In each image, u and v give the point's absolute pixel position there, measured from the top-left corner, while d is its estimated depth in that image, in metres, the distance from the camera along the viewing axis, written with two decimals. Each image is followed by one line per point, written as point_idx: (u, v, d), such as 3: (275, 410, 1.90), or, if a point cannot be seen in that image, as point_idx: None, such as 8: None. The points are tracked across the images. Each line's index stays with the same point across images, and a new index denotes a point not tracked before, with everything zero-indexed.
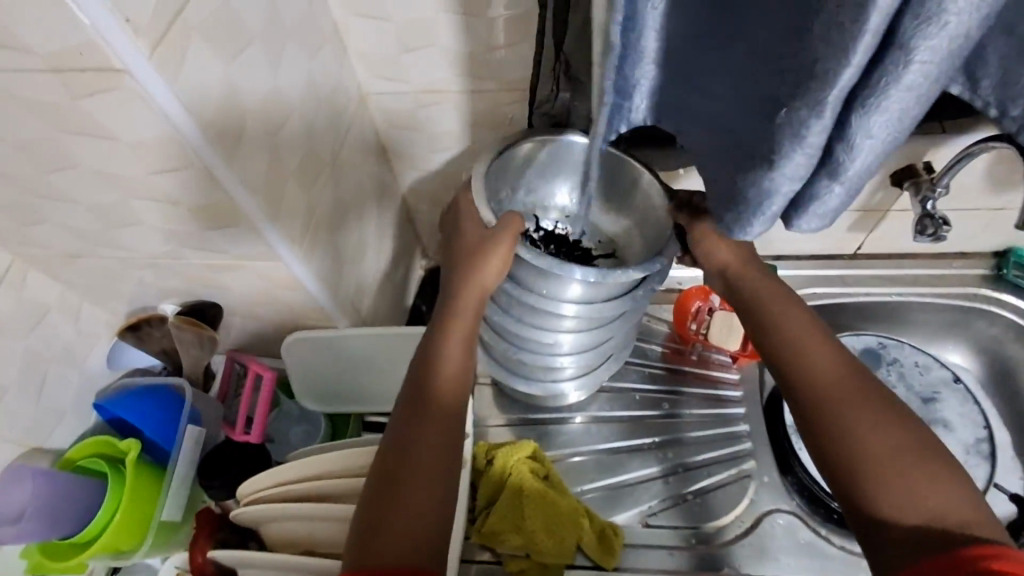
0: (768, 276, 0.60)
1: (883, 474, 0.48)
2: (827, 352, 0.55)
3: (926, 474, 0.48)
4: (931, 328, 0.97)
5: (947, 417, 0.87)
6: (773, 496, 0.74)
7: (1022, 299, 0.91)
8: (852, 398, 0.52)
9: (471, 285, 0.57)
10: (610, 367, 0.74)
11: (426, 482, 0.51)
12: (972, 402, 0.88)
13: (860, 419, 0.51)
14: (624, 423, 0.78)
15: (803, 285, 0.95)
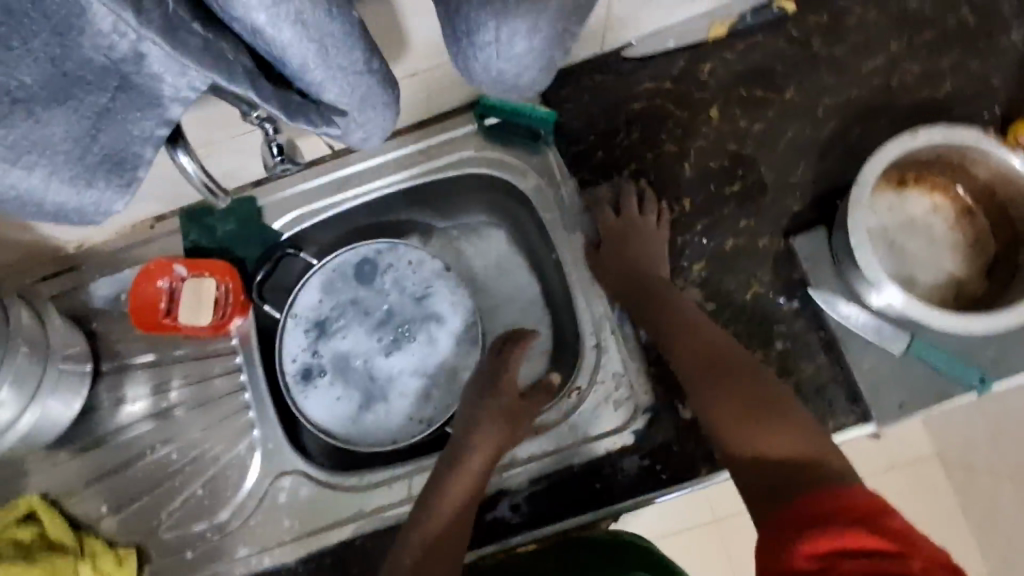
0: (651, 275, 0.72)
1: (754, 423, 0.56)
2: (695, 337, 0.65)
3: (784, 426, 0.55)
4: (446, 202, 0.88)
5: (439, 313, 0.81)
6: (278, 459, 0.78)
7: (503, 152, 0.81)
8: (710, 372, 0.61)
9: (485, 413, 0.72)
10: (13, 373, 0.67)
11: (454, 529, 0.65)
12: (461, 286, 0.82)
13: (719, 396, 0.59)
14: (130, 428, 0.80)
15: (287, 210, 0.82)
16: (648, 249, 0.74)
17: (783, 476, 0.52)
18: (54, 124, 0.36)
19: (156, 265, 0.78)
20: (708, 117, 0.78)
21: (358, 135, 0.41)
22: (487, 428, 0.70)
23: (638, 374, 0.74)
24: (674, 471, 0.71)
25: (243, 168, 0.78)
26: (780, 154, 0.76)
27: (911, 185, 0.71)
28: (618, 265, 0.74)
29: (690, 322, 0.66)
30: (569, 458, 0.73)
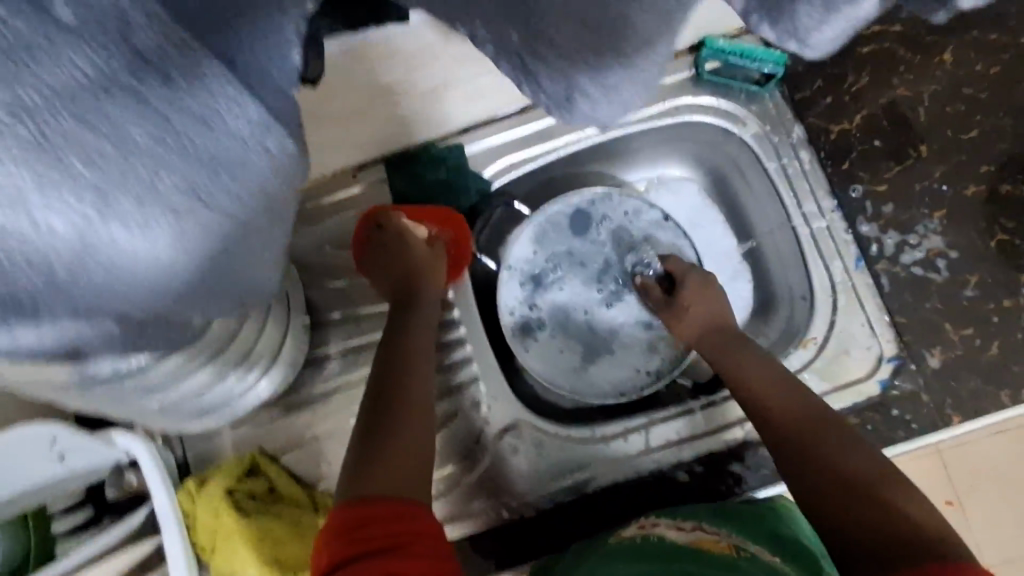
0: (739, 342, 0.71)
1: (879, 495, 0.53)
2: (784, 399, 0.63)
3: (902, 490, 0.53)
4: (646, 151, 0.86)
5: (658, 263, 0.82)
6: (507, 410, 0.77)
7: (723, 99, 0.79)
8: (812, 438, 0.59)
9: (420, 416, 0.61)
10: (271, 331, 0.64)
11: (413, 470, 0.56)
12: (682, 235, 0.82)
13: (835, 452, 0.57)
14: (347, 383, 0.79)
15: (495, 157, 0.80)
16: (714, 303, 0.74)
17: (854, 505, 0.53)
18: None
19: (376, 210, 0.75)
20: (942, 60, 0.76)
21: (831, 35, 0.36)
22: (418, 378, 0.63)
23: (880, 324, 0.74)
24: (923, 419, 0.71)
25: (462, 110, 0.76)
26: (1020, 98, 0.75)
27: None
28: (695, 322, 0.74)
29: (769, 368, 0.66)
30: (687, 451, 0.74)
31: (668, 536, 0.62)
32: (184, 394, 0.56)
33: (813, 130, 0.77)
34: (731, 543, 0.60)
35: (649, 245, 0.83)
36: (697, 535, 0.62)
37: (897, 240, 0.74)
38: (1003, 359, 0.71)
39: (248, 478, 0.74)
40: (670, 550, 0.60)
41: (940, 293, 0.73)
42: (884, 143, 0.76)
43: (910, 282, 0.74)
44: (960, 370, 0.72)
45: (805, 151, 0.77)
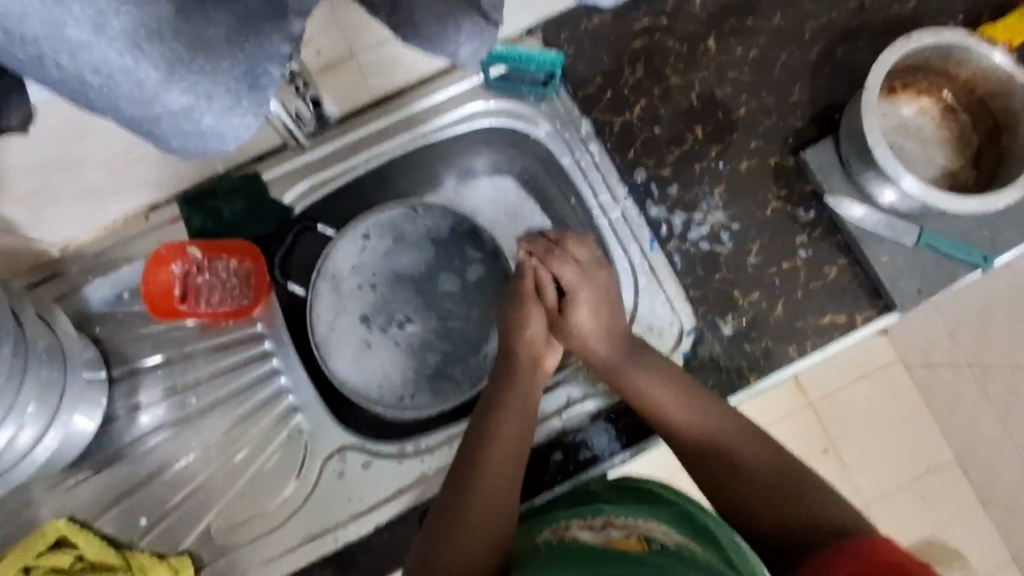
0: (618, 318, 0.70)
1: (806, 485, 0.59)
2: (683, 400, 0.66)
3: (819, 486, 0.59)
4: (453, 158, 0.87)
5: (471, 271, 0.84)
6: (329, 436, 0.76)
7: (512, 100, 0.81)
8: (727, 433, 0.64)
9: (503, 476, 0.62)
10: (33, 383, 0.59)
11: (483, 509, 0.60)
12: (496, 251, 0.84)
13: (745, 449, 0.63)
14: (160, 433, 0.76)
15: (291, 181, 0.78)
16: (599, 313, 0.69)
17: (781, 493, 0.59)
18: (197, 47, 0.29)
19: (167, 248, 0.73)
20: (707, 47, 0.81)
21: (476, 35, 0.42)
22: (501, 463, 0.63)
23: (678, 299, 0.77)
24: (724, 384, 0.75)
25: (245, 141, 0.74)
26: (777, 76, 0.80)
27: (899, 96, 0.78)
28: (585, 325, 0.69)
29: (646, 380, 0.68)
30: None
31: (579, 537, 0.60)
32: None
33: (599, 122, 0.80)
34: (641, 535, 0.59)
35: (459, 247, 0.84)
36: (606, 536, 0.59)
37: (683, 219, 0.78)
38: (787, 319, 0.76)
39: (52, 551, 0.69)
40: (595, 551, 0.55)
41: (727, 263, 0.77)
42: (663, 130, 0.80)
43: (699, 256, 0.78)
44: (751, 333, 0.76)
45: (594, 144, 0.80)
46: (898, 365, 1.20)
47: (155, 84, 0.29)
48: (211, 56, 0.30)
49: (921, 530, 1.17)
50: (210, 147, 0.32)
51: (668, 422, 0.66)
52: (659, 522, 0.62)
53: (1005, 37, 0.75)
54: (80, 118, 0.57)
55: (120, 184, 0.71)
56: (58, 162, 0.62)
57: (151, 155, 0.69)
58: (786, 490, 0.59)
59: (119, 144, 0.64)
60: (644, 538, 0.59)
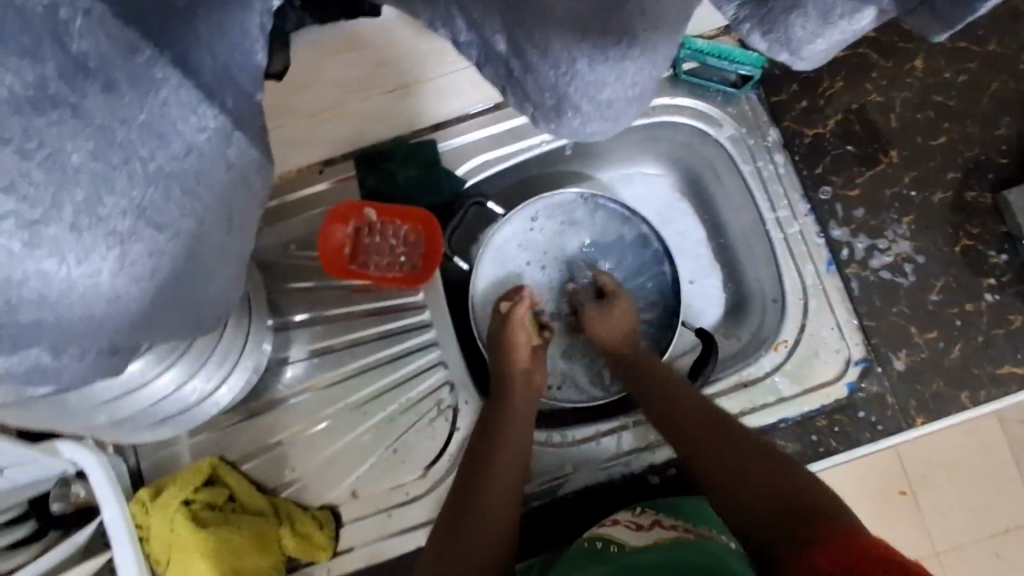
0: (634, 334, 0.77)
1: (779, 479, 0.55)
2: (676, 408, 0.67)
3: (780, 481, 0.55)
4: (620, 149, 0.85)
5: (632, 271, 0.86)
6: (476, 415, 0.75)
7: (698, 99, 0.79)
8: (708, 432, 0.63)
9: (505, 467, 0.64)
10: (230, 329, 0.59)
11: (485, 507, 0.62)
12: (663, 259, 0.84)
13: (720, 450, 0.61)
14: (311, 387, 0.77)
15: (468, 152, 0.78)
16: (620, 321, 0.77)
17: (744, 481, 0.56)
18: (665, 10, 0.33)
19: (347, 206, 0.73)
20: (913, 67, 0.77)
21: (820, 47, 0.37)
22: (506, 464, 0.65)
23: (849, 327, 0.74)
24: (888, 421, 0.73)
25: (435, 105, 0.74)
26: (984, 106, 0.76)
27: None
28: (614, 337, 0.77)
29: (648, 387, 0.71)
30: (659, 455, 0.73)
31: (623, 538, 0.62)
32: (133, 399, 0.52)
33: (788, 132, 0.77)
34: (683, 534, 0.59)
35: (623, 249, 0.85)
36: (652, 535, 0.60)
37: (865, 245, 0.75)
38: (962, 364, 0.73)
39: (205, 487, 0.71)
40: (623, 551, 0.60)
41: (907, 295, 0.74)
42: (856, 148, 0.76)
43: (878, 285, 0.75)
44: (924, 372, 0.73)
45: (780, 155, 0.77)
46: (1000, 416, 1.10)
47: None
48: None
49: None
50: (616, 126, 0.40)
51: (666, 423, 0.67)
52: (717, 529, 0.61)
53: None
54: (324, 55, 0.60)
55: (316, 135, 0.72)
56: (285, 98, 0.64)
57: (355, 110, 0.70)
58: (744, 490, 0.56)
59: (344, 86, 0.66)
60: (685, 537, 0.59)
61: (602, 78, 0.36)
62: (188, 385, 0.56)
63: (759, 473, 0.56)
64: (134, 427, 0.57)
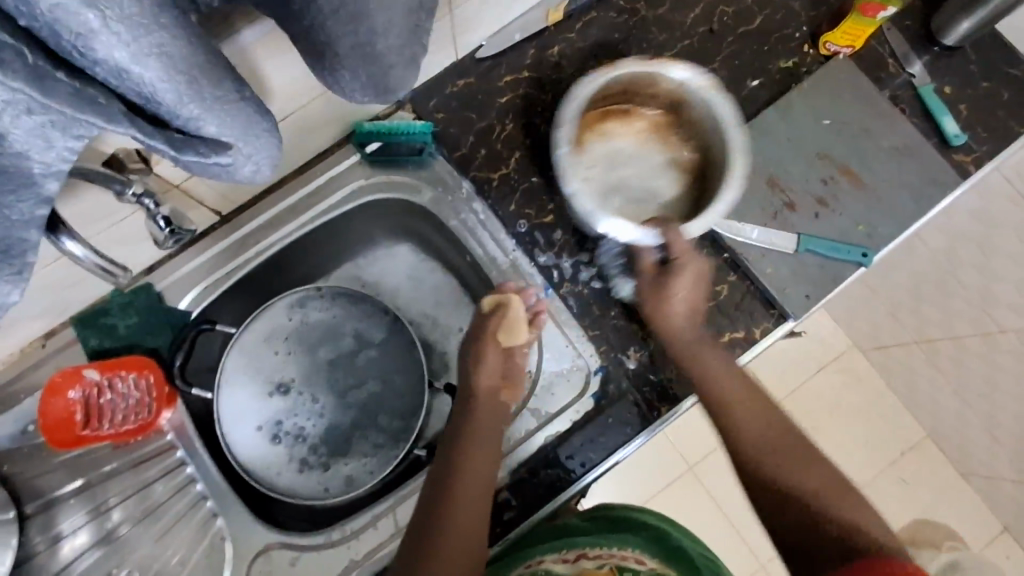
0: (694, 330, 0.73)
1: (826, 490, 0.62)
2: (721, 369, 0.71)
3: (837, 498, 0.61)
4: (350, 234, 0.88)
5: (374, 342, 0.84)
6: (253, 537, 0.75)
7: (392, 175, 0.83)
8: (778, 442, 0.67)
9: (461, 486, 0.66)
10: None
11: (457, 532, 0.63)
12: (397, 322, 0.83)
13: (760, 431, 0.68)
14: (87, 561, 0.76)
15: (188, 285, 0.79)
16: (688, 292, 0.72)
17: (803, 494, 0.62)
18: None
19: (61, 376, 0.71)
20: (571, 93, 0.84)
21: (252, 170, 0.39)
22: (470, 476, 0.67)
23: (580, 341, 0.78)
24: (637, 420, 0.75)
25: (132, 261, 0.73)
26: (642, 109, 0.83)
27: (586, 138, 0.82)
28: (678, 305, 0.72)
29: (699, 354, 0.72)
30: None
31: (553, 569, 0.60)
32: None
33: (478, 181, 0.82)
34: (614, 565, 0.60)
35: (355, 329, 0.84)
36: (582, 566, 0.59)
37: (573, 262, 0.80)
38: None
39: None
40: None
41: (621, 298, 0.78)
42: (541, 178, 0.82)
43: (594, 296, 0.79)
44: (657, 364, 0.76)
45: (477, 203, 0.82)
46: (855, 351, 1.38)
47: None
48: None
49: (908, 510, 1.31)
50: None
51: (701, 385, 0.71)
52: (635, 549, 0.63)
53: (846, 43, 0.82)
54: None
55: (11, 326, 0.70)
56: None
57: (33, 298, 0.67)
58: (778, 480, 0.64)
59: None
60: (618, 567, 0.59)
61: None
62: None
63: (811, 470, 0.64)
64: None
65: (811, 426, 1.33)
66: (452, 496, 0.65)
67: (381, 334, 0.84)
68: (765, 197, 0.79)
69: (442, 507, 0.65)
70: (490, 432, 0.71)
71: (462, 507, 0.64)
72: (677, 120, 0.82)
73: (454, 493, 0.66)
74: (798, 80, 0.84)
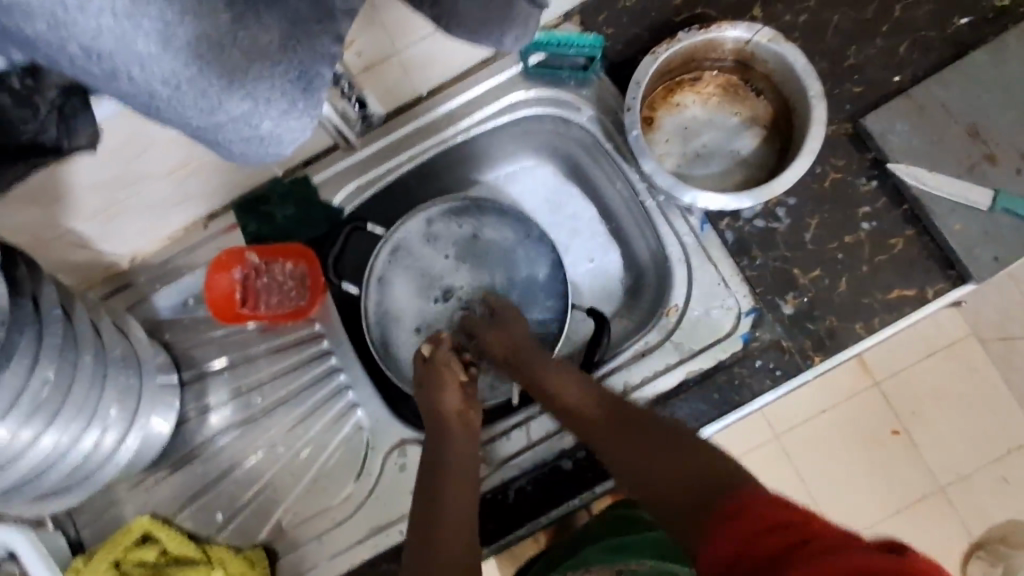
0: (564, 369, 0.70)
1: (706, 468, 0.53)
2: (596, 399, 0.66)
3: (694, 478, 0.53)
4: (497, 149, 0.86)
5: (524, 260, 0.84)
6: (389, 433, 0.78)
7: (552, 87, 0.80)
8: (626, 439, 0.61)
9: (447, 475, 0.65)
10: (119, 381, 0.64)
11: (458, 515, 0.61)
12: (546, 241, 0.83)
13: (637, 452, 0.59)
14: (232, 432, 0.80)
15: (342, 181, 0.79)
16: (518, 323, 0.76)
17: (682, 480, 0.53)
18: (273, 31, 0.29)
19: (228, 255, 0.76)
20: (753, 16, 0.78)
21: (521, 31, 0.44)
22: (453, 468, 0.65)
23: (734, 279, 0.74)
24: (786, 366, 0.72)
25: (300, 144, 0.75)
26: (830, 40, 0.76)
27: (657, 114, 0.78)
28: (502, 339, 0.75)
29: (563, 378, 0.69)
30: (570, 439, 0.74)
31: None
32: (13, 472, 0.56)
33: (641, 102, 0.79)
34: None
35: (508, 246, 0.84)
36: None
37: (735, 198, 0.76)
38: (852, 295, 0.72)
39: (137, 545, 0.74)
40: None
41: (784, 240, 0.74)
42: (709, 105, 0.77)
43: (754, 235, 0.75)
44: (814, 312, 0.72)
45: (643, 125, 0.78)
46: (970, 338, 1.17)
47: (218, 93, 0.28)
48: (266, 59, 0.29)
49: (1006, 511, 1.13)
50: (270, 153, 0.32)
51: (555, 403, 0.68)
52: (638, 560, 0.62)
53: None
54: (142, 130, 0.58)
55: (184, 194, 0.73)
56: (126, 174, 0.64)
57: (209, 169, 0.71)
58: (663, 486, 0.54)
59: (175, 151, 0.64)
60: None
61: (212, 87, 0.28)
62: (83, 443, 0.61)
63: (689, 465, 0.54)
64: (48, 490, 0.63)
65: (917, 413, 1.16)
66: (438, 486, 0.64)
67: (533, 252, 0.84)
68: (960, 147, 0.72)
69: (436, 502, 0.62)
70: (468, 429, 0.69)
71: (456, 492, 0.63)
72: (743, 76, 0.77)
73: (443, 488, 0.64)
74: (1015, 21, 0.75)
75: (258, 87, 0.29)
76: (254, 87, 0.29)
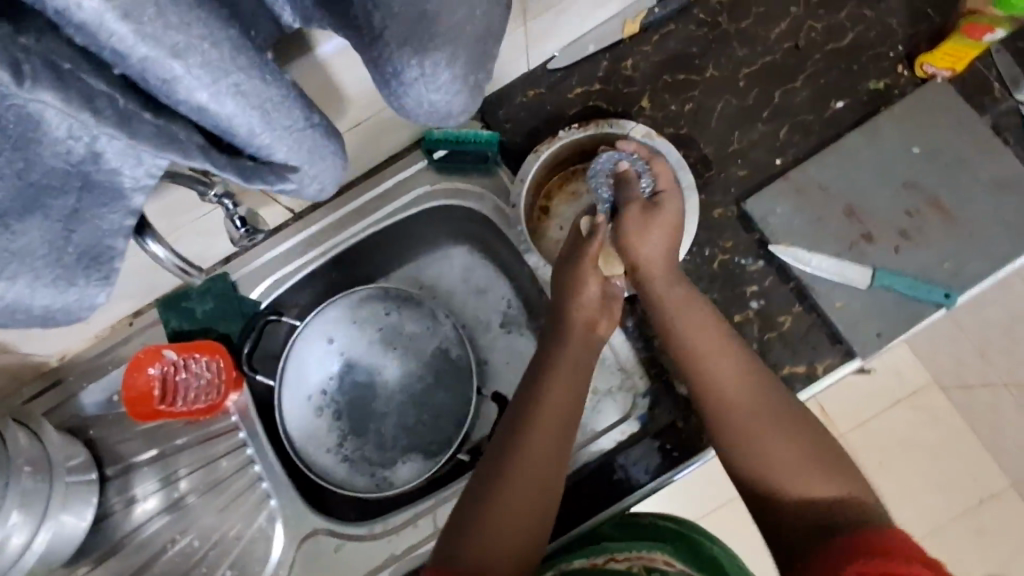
0: (701, 308, 0.68)
1: (827, 507, 0.56)
2: (746, 388, 0.63)
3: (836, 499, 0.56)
4: (413, 236, 0.89)
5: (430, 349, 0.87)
6: (302, 522, 0.80)
7: (457, 181, 0.84)
8: (754, 429, 0.62)
9: (524, 457, 0.61)
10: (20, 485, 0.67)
11: (520, 509, 0.58)
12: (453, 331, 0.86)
13: (772, 446, 0.61)
14: (152, 525, 0.81)
15: (263, 278, 0.84)
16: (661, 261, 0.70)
17: (809, 512, 0.56)
18: (32, 231, 0.35)
19: (145, 352, 0.77)
20: (642, 107, 0.82)
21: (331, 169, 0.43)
22: (529, 451, 0.61)
23: (631, 364, 0.77)
24: (682, 445, 0.73)
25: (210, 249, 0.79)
26: (714, 127, 0.80)
27: (554, 203, 0.83)
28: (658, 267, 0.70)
29: (709, 330, 0.67)
30: None
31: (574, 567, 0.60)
32: None
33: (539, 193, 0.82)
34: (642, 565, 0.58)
35: (416, 335, 0.88)
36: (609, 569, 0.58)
37: None
38: None
39: None
40: None
41: None
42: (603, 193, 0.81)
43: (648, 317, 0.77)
44: None
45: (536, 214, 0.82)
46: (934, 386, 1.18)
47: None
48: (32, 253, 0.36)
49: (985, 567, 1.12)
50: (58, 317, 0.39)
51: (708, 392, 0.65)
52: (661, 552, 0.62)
53: (947, 64, 0.76)
54: None
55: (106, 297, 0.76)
56: None
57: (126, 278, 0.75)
58: (798, 488, 0.58)
59: None
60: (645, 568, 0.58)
61: None
62: None
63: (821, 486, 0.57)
64: None
65: (885, 465, 1.15)
66: (509, 462, 0.60)
67: (438, 341, 0.87)
68: (839, 226, 0.75)
69: (498, 484, 0.59)
70: (558, 396, 0.65)
71: (526, 471, 0.60)
72: None
73: (507, 467, 0.60)
74: (889, 102, 0.78)
75: (28, 275, 0.36)
76: (25, 278, 0.36)
